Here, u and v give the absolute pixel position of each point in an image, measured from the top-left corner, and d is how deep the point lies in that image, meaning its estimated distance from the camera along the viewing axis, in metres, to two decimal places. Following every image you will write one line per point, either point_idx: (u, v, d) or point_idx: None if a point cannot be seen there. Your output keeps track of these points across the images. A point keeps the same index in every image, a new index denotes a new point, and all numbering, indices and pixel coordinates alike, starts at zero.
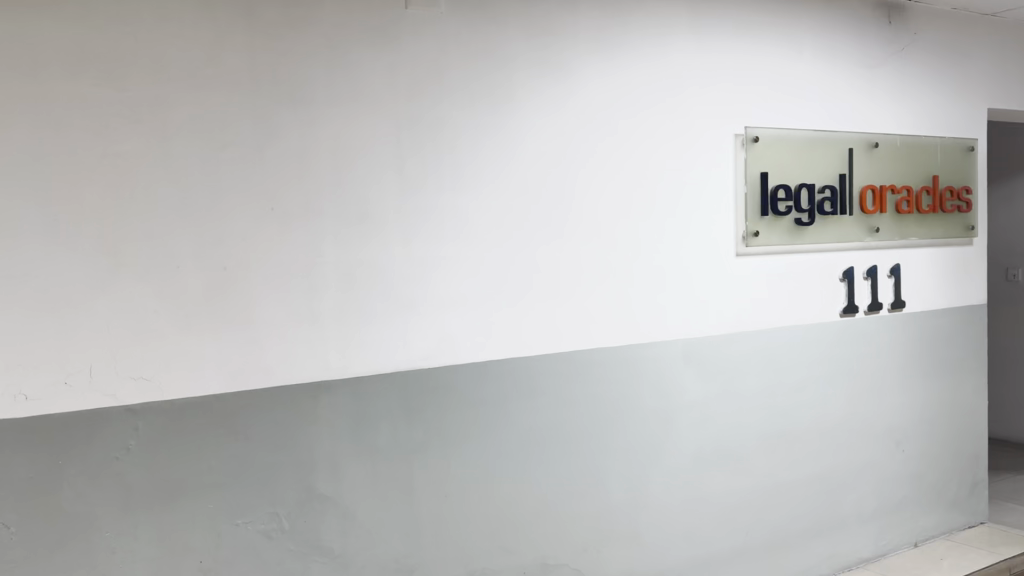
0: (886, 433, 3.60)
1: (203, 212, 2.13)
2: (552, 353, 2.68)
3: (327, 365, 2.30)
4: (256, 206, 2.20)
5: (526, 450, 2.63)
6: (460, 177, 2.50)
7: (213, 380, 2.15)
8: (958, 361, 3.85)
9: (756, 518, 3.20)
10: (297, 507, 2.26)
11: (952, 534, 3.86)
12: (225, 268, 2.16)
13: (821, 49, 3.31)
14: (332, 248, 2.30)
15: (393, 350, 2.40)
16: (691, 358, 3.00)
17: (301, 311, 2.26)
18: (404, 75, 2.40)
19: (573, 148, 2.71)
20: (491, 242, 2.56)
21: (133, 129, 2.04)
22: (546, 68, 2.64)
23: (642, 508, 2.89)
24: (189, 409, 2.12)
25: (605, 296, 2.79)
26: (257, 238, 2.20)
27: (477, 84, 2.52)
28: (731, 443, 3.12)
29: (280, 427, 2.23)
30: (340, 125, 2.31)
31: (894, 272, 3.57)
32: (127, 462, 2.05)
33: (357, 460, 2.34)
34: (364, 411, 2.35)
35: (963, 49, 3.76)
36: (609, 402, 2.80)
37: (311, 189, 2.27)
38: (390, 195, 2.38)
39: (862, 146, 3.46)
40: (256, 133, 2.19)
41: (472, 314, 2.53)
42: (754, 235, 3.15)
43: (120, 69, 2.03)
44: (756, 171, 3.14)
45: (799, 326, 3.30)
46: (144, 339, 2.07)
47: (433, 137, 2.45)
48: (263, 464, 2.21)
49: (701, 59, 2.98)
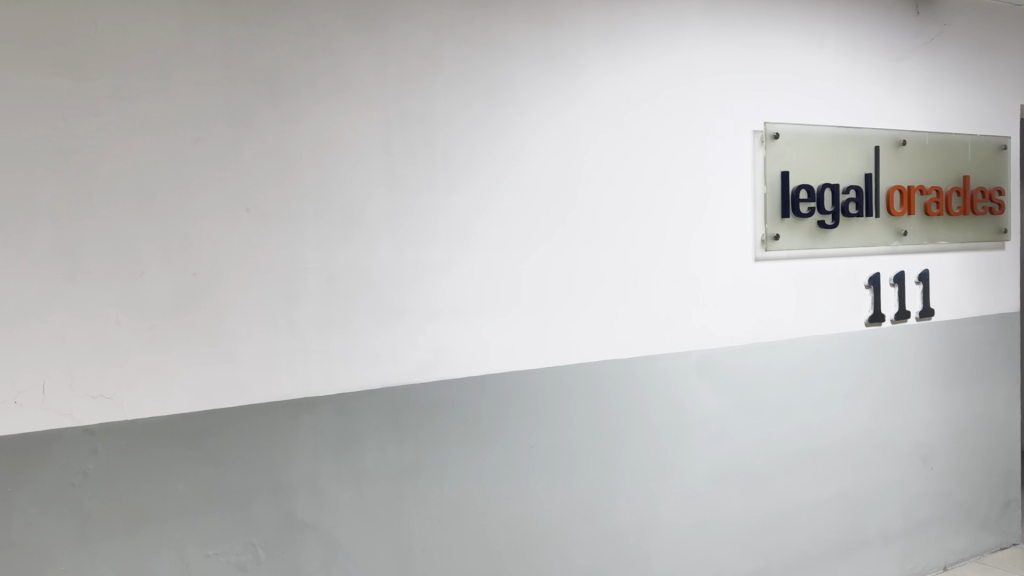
0: (913, 450, 3.39)
1: (170, 212, 1.94)
2: (555, 367, 2.47)
3: (309, 380, 2.10)
4: (229, 205, 2.00)
5: (524, 470, 2.42)
6: (454, 173, 2.30)
7: (180, 397, 1.96)
8: (989, 372, 3.62)
9: (776, 541, 2.99)
10: (274, 535, 2.06)
11: (982, 557, 3.63)
12: (195, 273, 1.97)
13: (844, 41, 3.11)
14: (314, 252, 2.10)
15: (381, 363, 2.20)
16: (706, 372, 2.79)
17: (279, 321, 2.06)
18: (392, 63, 2.21)
19: (577, 144, 2.51)
20: (488, 245, 2.36)
21: (93, 121, 1.86)
22: (549, 59, 2.45)
23: (652, 532, 2.68)
24: (153, 429, 1.93)
25: (612, 305, 2.58)
26: (230, 241, 2.01)
27: (475, 75, 2.33)
28: (747, 461, 2.91)
29: (259, 448, 2.04)
30: (322, 117, 2.11)
31: (922, 277, 3.36)
32: (84, 489, 1.86)
33: (341, 483, 2.15)
34: (348, 428, 2.15)
35: (994, 43, 3.54)
36: (615, 419, 2.59)
37: (290, 187, 2.08)
38: (379, 195, 2.19)
39: (888, 143, 3.25)
40: (229, 126, 2.00)
41: (467, 324, 2.33)
42: (774, 238, 2.93)
43: (77, 54, 1.84)
44: (775, 170, 2.93)
45: (820, 335, 3.09)
46: (104, 353, 1.88)
47: (425, 132, 2.25)
48: (239, 489, 2.02)
49: (716, 51, 2.78)
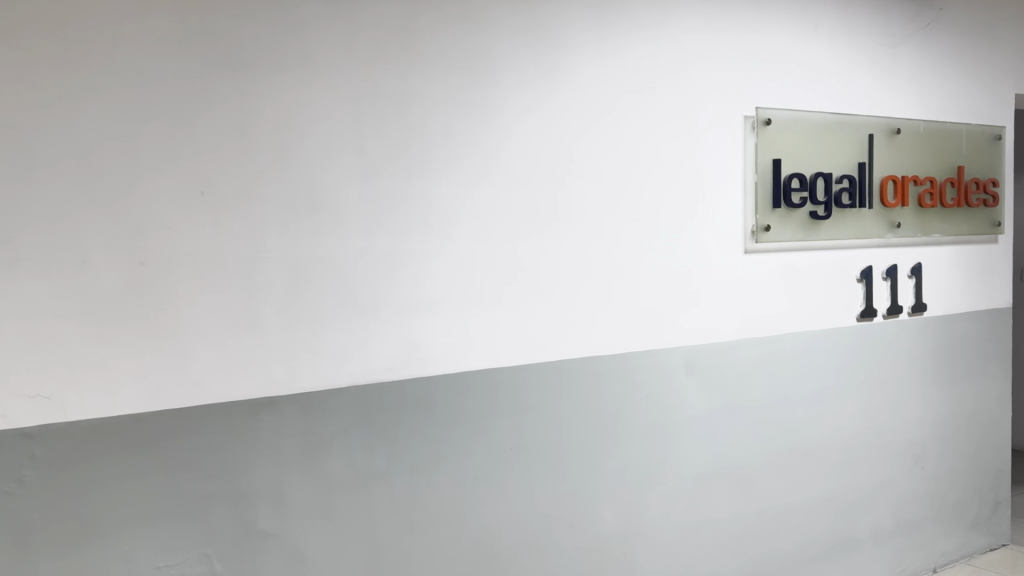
0: (904, 450, 3.29)
1: (116, 196, 1.78)
2: (538, 364, 2.34)
3: (271, 380, 1.95)
4: (182, 188, 1.84)
5: (502, 471, 2.28)
6: (431, 158, 2.16)
7: (130, 397, 1.80)
8: (981, 369, 3.52)
9: (764, 545, 2.87)
10: (232, 546, 1.91)
11: (973, 558, 3.54)
12: (144, 262, 1.81)
13: (839, 25, 2.98)
14: (278, 240, 1.95)
15: (350, 360, 2.05)
16: (694, 369, 2.67)
17: (240, 316, 1.91)
18: (363, 39, 2.05)
19: (564, 128, 2.37)
20: (466, 234, 2.21)
21: (30, 95, 1.69)
22: (532, 37, 2.30)
23: (638, 538, 2.56)
24: (98, 431, 1.77)
25: (600, 299, 2.45)
26: (184, 228, 1.85)
27: (453, 53, 2.18)
28: (737, 462, 2.79)
29: (217, 452, 1.89)
30: (287, 96, 1.96)
31: (915, 271, 3.25)
32: (22, 498, 1.70)
33: (306, 489, 2.00)
34: (314, 430, 2.00)
35: (990, 31, 3.44)
36: (601, 419, 2.46)
37: (251, 170, 1.92)
38: (348, 180, 2.04)
39: (883, 131, 3.13)
40: (183, 103, 1.84)
41: (444, 319, 2.19)
42: (764, 229, 2.81)
43: (12, 21, 1.68)
44: (767, 159, 2.81)
45: (811, 330, 2.97)
46: (44, 349, 1.72)
47: (399, 112, 2.10)
48: (194, 497, 1.86)
49: (707, 33, 2.65)
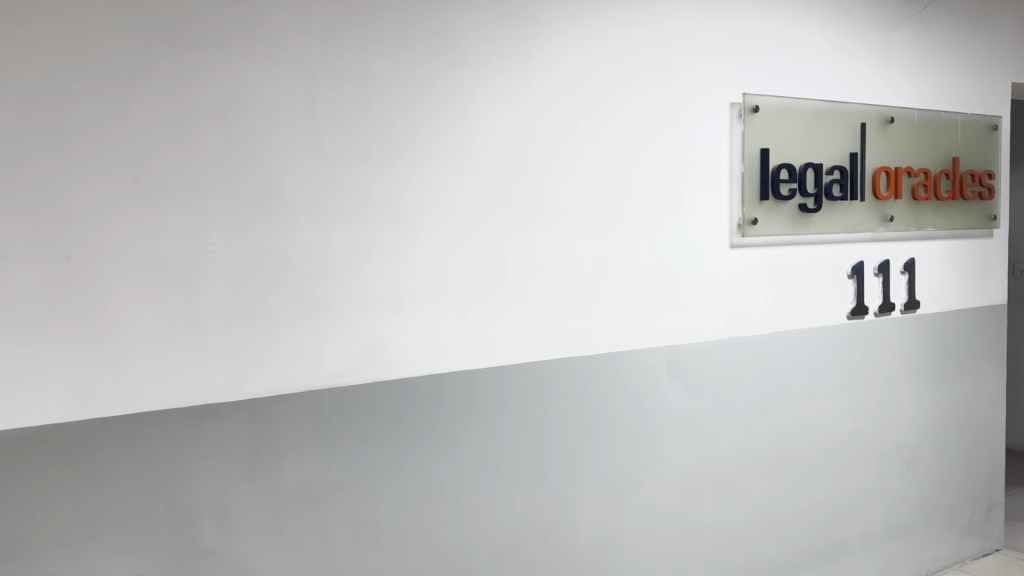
0: (895, 452, 3.16)
1: (39, 183, 1.62)
2: (511, 366, 2.19)
3: (214, 385, 1.79)
4: (114, 175, 1.68)
5: (471, 480, 2.13)
6: (393, 145, 2.00)
7: (56, 404, 1.64)
8: (975, 368, 3.40)
9: (751, 553, 2.74)
10: (171, 565, 1.76)
11: (966, 564, 3.42)
12: (71, 257, 1.65)
13: (830, 8, 2.84)
14: (221, 233, 1.79)
15: (304, 364, 1.90)
16: (678, 370, 2.53)
17: (179, 314, 1.75)
18: (318, 13, 1.89)
19: (539, 114, 2.22)
20: (433, 227, 2.06)
21: None
22: (505, 15, 2.15)
23: (618, 547, 2.42)
24: (18, 442, 1.61)
25: (579, 295, 2.31)
26: (115, 219, 1.69)
27: (417, 32, 2.02)
28: (722, 466, 2.66)
29: (153, 463, 1.73)
30: (233, 77, 1.80)
31: (908, 266, 3.12)
32: None
33: (255, 502, 1.84)
34: (262, 438, 1.85)
35: (986, 17, 3.30)
36: (578, 423, 2.32)
37: (190, 156, 1.76)
38: (300, 167, 1.88)
39: (875, 121, 2.99)
40: (115, 81, 1.68)
41: (409, 318, 2.03)
42: (752, 222, 2.67)
43: None
44: (754, 148, 2.67)
45: (800, 329, 2.84)
46: None
47: (358, 95, 1.95)
48: (128, 512, 1.71)
49: (692, 16, 2.50)
